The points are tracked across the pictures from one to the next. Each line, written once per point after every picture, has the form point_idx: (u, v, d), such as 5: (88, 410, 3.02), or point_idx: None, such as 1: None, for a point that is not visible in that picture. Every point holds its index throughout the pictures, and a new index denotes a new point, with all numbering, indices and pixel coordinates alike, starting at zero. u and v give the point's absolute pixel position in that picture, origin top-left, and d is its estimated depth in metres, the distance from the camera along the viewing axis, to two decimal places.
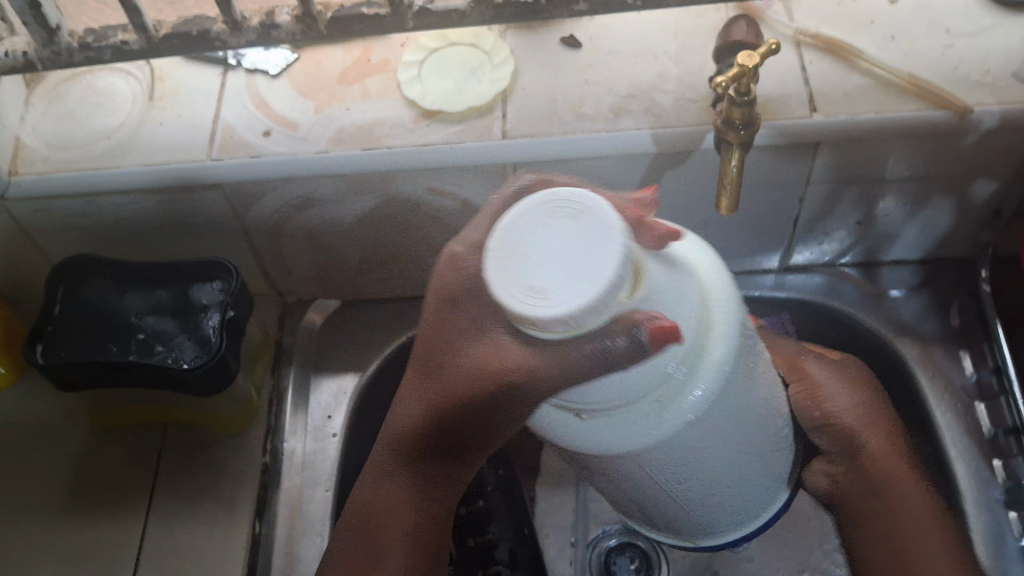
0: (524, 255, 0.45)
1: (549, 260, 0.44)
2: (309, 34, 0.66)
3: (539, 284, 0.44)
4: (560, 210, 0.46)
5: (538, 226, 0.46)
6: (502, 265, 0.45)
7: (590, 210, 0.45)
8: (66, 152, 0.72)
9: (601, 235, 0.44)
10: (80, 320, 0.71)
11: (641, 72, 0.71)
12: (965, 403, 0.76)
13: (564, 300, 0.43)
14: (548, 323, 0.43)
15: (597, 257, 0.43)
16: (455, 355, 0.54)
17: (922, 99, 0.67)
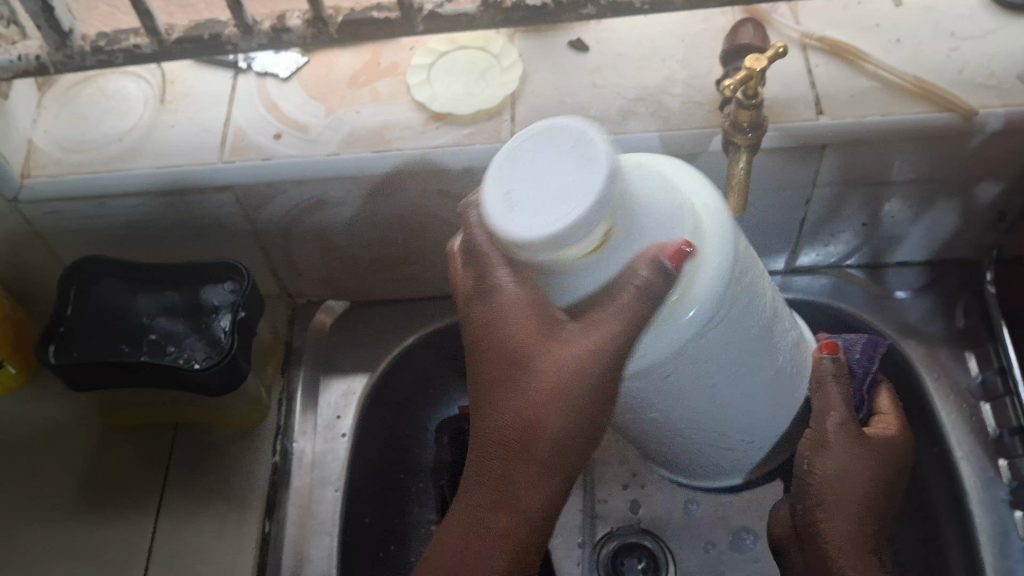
0: (524, 177, 0.43)
1: (534, 187, 0.42)
2: (319, 38, 0.67)
3: (519, 208, 0.42)
4: (574, 139, 0.43)
5: (541, 153, 0.44)
6: (501, 180, 0.44)
7: (593, 146, 0.42)
8: (78, 154, 0.73)
9: (591, 171, 0.41)
10: (93, 323, 0.73)
11: (649, 75, 0.72)
12: (970, 403, 0.77)
13: (530, 227, 0.41)
14: (520, 247, 0.42)
15: (576, 194, 0.41)
16: (537, 353, 0.48)
17: (928, 102, 0.67)
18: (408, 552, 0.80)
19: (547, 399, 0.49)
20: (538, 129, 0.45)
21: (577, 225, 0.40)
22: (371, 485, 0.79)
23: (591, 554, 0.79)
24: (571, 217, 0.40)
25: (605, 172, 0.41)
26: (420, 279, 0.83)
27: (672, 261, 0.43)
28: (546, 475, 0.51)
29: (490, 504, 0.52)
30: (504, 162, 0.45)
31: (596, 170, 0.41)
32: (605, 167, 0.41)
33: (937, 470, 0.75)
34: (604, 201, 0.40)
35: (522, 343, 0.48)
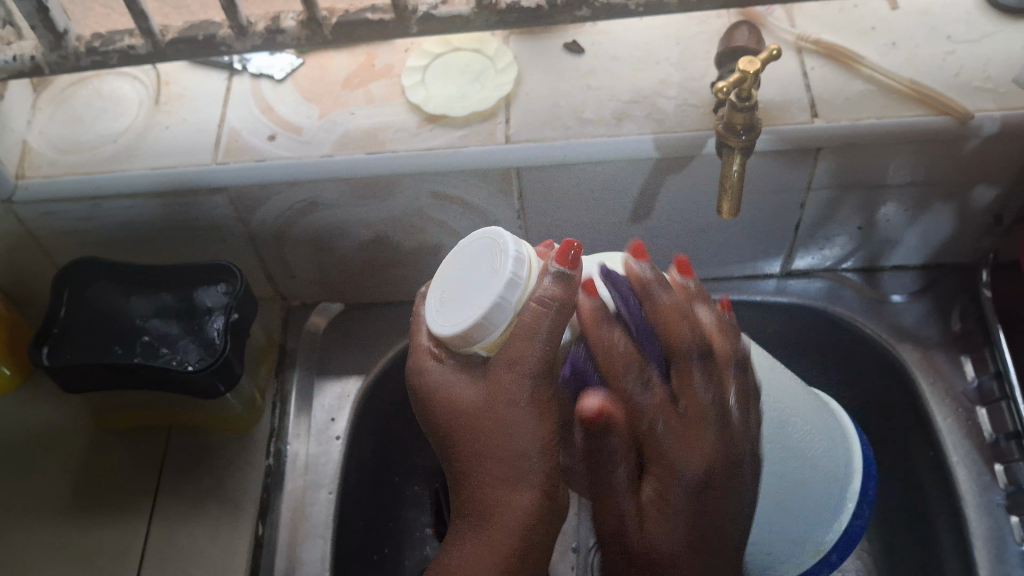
0: (456, 278, 0.53)
1: (454, 295, 0.52)
2: (314, 39, 0.67)
3: (446, 306, 0.52)
4: (495, 246, 0.52)
5: (464, 268, 0.53)
6: (443, 282, 0.54)
7: (504, 254, 0.51)
8: (73, 155, 0.73)
9: (494, 280, 0.50)
10: (86, 325, 0.72)
11: (643, 78, 0.72)
12: (966, 408, 0.76)
13: (447, 328, 0.51)
14: (445, 341, 0.52)
15: (479, 300, 0.50)
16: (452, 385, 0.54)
17: (924, 106, 0.67)
18: (403, 555, 0.81)
19: (485, 428, 0.52)
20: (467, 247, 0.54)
21: (477, 326, 0.50)
22: (365, 487, 0.79)
23: (585, 558, 0.79)
24: (472, 321, 0.50)
25: (504, 281, 0.50)
26: (415, 282, 0.83)
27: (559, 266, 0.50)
28: (518, 488, 0.52)
29: (481, 528, 0.53)
30: (450, 266, 0.55)
31: (498, 280, 0.50)
32: (505, 277, 0.50)
33: (933, 475, 0.74)
34: (500, 305, 0.50)
35: (441, 382, 0.54)
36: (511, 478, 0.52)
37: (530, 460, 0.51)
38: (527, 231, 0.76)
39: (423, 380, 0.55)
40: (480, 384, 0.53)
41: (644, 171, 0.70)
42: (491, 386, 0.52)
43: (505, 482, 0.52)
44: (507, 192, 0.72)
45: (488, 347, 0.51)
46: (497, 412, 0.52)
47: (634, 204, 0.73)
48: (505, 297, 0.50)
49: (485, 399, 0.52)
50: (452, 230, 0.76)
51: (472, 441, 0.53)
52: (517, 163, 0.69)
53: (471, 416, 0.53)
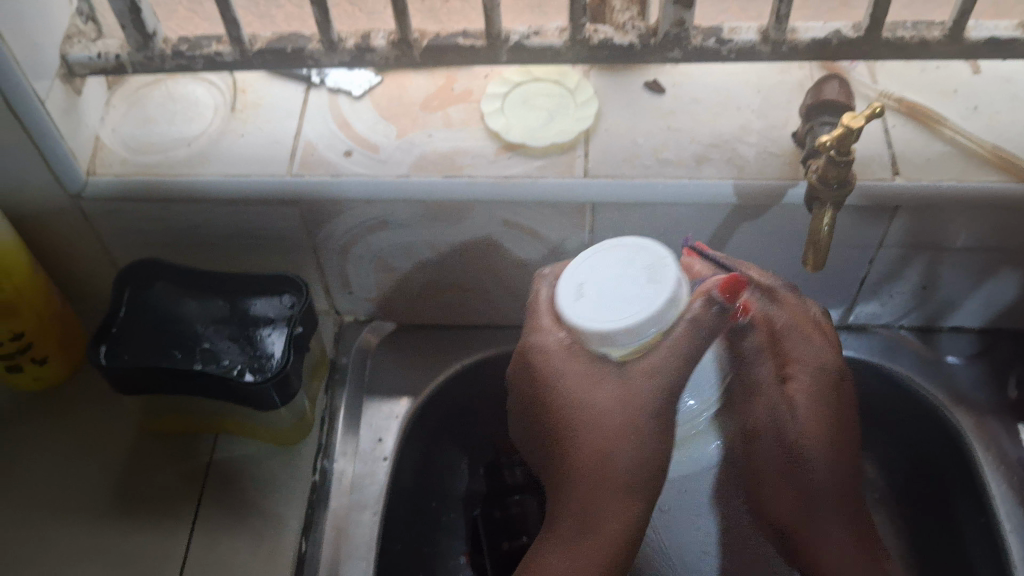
0: (599, 271, 0.56)
1: (598, 288, 0.55)
2: (403, 60, 0.66)
3: (583, 299, 0.55)
4: (649, 256, 0.55)
5: (609, 266, 0.56)
6: (578, 273, 0.56)
7: (665, 268, 0.54)
8: (147, 156, 0.73)
9: (657, 293, 0.53)
10: (145, 326, 0.72)
11: (724, 122, 0.72)
12: (1019, 477, 0.75)
13: (591, 322, 0.54)
14: (577, 331, 0.55)
15: (638, 309, 0.53)
16: (589, 383, 0.58)
17: (1004, 172, 0.68)
18: None
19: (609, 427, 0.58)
20: (608, 248, 0.57)
21: (627, 330, 0.53)
22: (406, 514, 0.79)
23: None
24: (625, 325, 0.53)
25: (664, 296, 0.53)
26: (472, 307, 0.82)
27: (721, 292, 0.55)
28: (630, 499, 0.58)
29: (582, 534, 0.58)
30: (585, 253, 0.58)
31: (660, 293, 0.53)
32: (665, 292, 0.53)
33: (984, 541, 0.74)
34: (652, 318, 0.53)
35: (573, 369, 0.58)
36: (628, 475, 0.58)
37: (647, 479, 0.58)
38: None
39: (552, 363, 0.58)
40: (618, 387, 0.57)
41: (721, 215, 0.70)
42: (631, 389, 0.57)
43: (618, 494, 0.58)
44: (579, 227, 0.72)
45: (622, 351, 0.55)
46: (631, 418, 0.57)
47: (705, 247, 0.73)
48: (664, 310, 0.53)
49: (625, 405, 0.57)
50: (518, 260, 0.76)
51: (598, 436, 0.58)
52: (594, 199, 0.69)
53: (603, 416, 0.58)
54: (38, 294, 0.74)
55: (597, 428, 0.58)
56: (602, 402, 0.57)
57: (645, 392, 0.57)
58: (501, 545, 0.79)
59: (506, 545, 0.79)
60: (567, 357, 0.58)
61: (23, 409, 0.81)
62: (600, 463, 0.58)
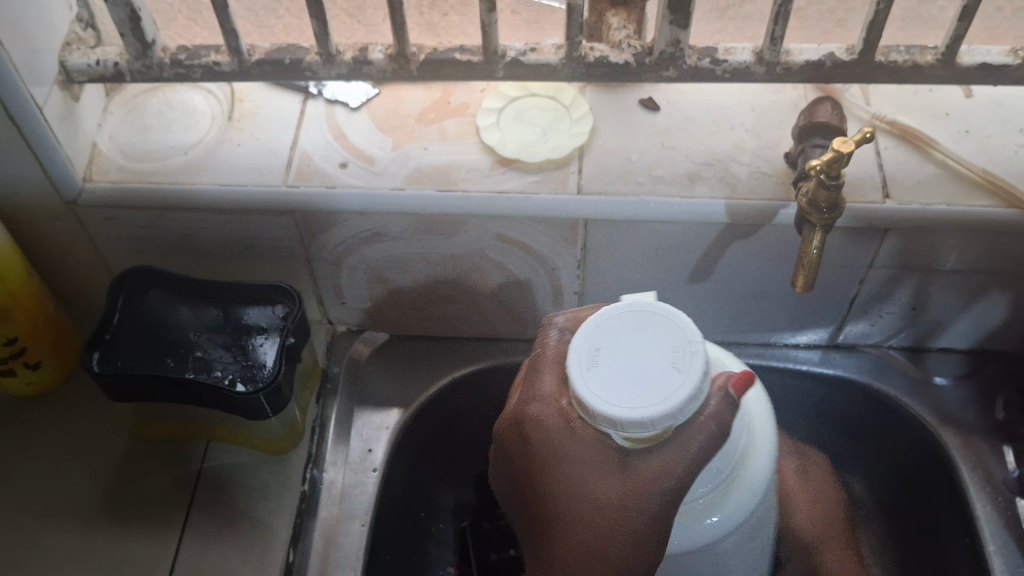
0: (619, 348, 0.53)
1: (616, 366, 0.52)
2: (400, 74, 0.67)
3: (596, 372, 0.52)
4: (674, 339, 0.53)
5: (631, 343, 0.53)
6: (599, 337, 0.53)
7: (689, 357, 0.51)
8: (142, 163, 0.73)
9: (677, 386, 0.50)
10: (138, 333, 0.73)
11: (718, 141, 0.72)
12: (1004, 498, 0.76)
13: (601, 404, 0.50)
14: (585, 408, 0.51)
15: (652, 398, 0.50)
16: (585, 469, 0.54)
17: (994, 196, 0.68)
18: None
19: (605, 518, 0.54)
20: (630, 323, 0.54)
21: (640, 423, 0.50)
22: (392, 525, 0.79)
23: None
24: (635, 415, 0.50)
25: (686, 393, 0.50)
26: (464, 320, 0.83)
27: (735, 391, 0.53)
28: None
29: None
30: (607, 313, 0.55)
31: (681, 387, 0.50)
32: (687, 388, 0.50)
33: (968, 562, 0.75)
34: (669, 415, 0.50)
35: (569, 451, 0.54)
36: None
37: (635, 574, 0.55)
38: (585, 281, 0.76)
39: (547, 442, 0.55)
40: (618, 478, 0.54)
41: (712, 233, 0.70)
42: (630, 487, 0.53)
43: None
44: (571, 242, 0.72)
45: (627, 439, 0.52)
46: (625, 515, 0.54)
47: (696, 264, 0.74)
48: (682, 407, 0.50)
49: (622, 505, 0.54)
50: (511, 273, 0.76)
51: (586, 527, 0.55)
52: (587, 215, 0.69)
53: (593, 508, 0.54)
54: (32, 299, 0.74)
55: (592, 518, 0.55)
56: (600, 491, 0.54)
57: (648, 491, 0.53)
58: (489, 558, 0.80)
59: (494, 557, 0.80)
60: (566, 436, 0.54)
61: (14, 413, 0.81)
62: (587, 555, 0.55)
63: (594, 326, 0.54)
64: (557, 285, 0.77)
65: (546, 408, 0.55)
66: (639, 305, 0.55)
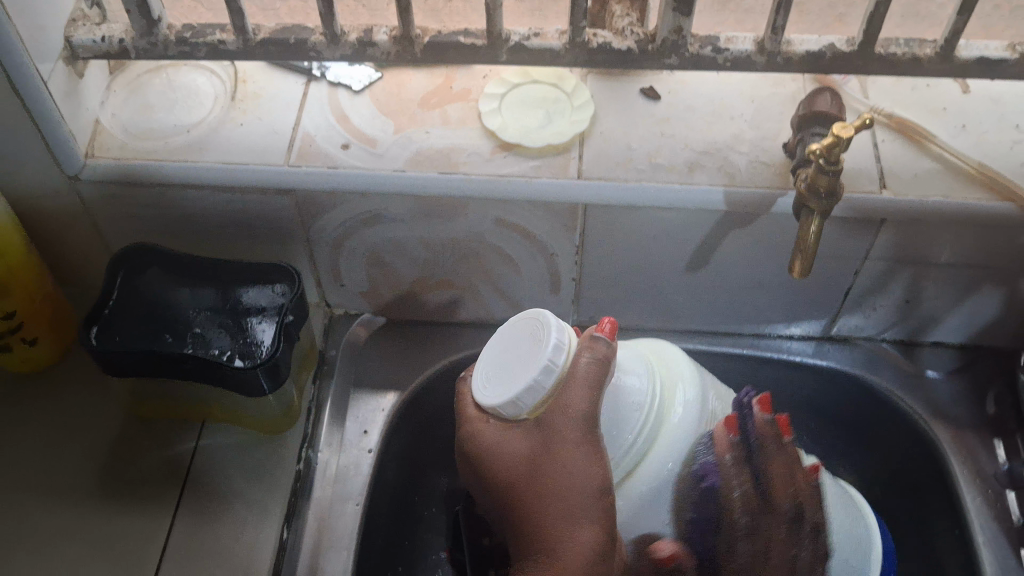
0: (503, 354, 0.60)
1: (503, 369, 0.59)
2: (404, 56, 0.67)
3: (491, 384, 0.60)
4: (539, 322, 0.60)
5: (511, 345, 0.60)
6: (486, 363, 0.61)
7: (549, 325, 0.59)
8: (144, 142, 0.73)
9: (540, 348, 0.58)
10: (136, 311, 0.73)
11: (718, 131, 0.73)
12: (995, 491, 0.77)
13: (500, 397, 0.58)
14: (494, 413, 0.59)
15: (528, 368, 0.58)
16: (505, 438, 0.59)
17: (989, 190, 0.69)
18: None
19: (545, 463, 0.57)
20: (508, 332, 0.62)
21: (530, 388, 0.57)
22: (385, 509, 0.80)
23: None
24: (523, 384, 0.57)
25: (551, 345, 0.58)
26: (461, 305, 0.83)
27: (600, 331, 0.59)
28: (581, 523, 0.56)
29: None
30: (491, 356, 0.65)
31: (545, 344, 0.58)
32: (551, 341, 0.58)
33: (957, 553, 0.76)
34: (547, 367, 0.57)
35: (488, 434, 0.59)
36: (576, 505, 0.56)
37: (591, 499, 0.56)
38: (583, 268, 0.77)
39: (475, 442, 0.60)
40: (532, 431, 0.58)
41: (710, 221, 0.71)
42: (545, 437, 0.57)
43: (569, 523, 0.56)
44: (571, 228, 0.73)
45: (534, 411, 0.58)
46: (553, 453, 0.57)
47: (692, 253, 0.74)
48: (553, 357, 0.57)
49: (542, 449, 0.58)
50: (509, 259, 0.77)
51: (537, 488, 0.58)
52: (587, 202, 0.70)
53: (529, 467, 0.58)
54: (29, 275, 0.74)
55: (533, 468, 0.58)
56: (522, 447, 0.58)
57: (560, 427, 0.57)
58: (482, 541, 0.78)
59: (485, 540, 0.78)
60: (482, 426, 0.60)
61: (10, 390, 0.81)
62: (546, 502, 0.57)
63: (484, 356, 0.62)
64: (555, 271, 0.78)
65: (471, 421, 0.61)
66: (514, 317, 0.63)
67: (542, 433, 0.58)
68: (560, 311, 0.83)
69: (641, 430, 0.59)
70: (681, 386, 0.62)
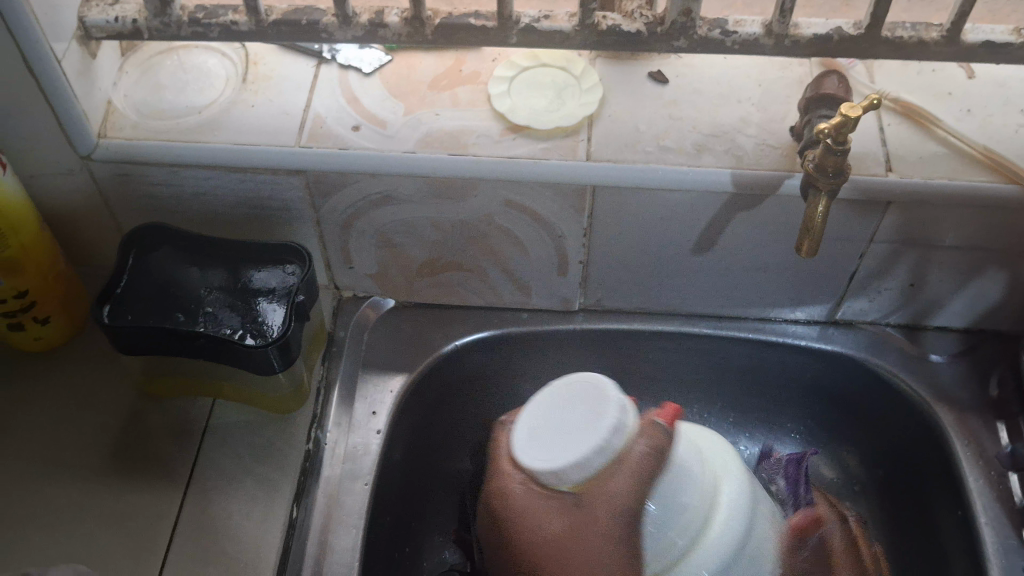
0: (556, 424, 0.68)
1: (555, 438, 0.67)
2: (415, 38, 0.67)
3: (541, 449, 0.68)
4: (598, 403, 0.68)
5: (566, 417, 0.68)
6: (538, 429, 0.69)
7: (606, 406, 0.67)
8: (157, 122, 0.74)
9: (598, 423, 0.67)
10: (148, 290, 0.73)
11: (725, 113, 0.73)
12: (997, 472, 0.77)
13: (546, 462, 0.67)
14: (540, 474, 0.67)
15: (583, 444, 0.66)
16: (537, 512, 0.68)
17: (995, 173, 0.69)
18: (420, 557, 0.81)
19: (573, 545, 0.66)
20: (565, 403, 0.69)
21: (577, 463, 0.66)
22: (391, 490, 0.80)
23: None
24: (571, 459, 0.66)
25: (607, 428, 0.66)
26: (469, 288, 0.84)
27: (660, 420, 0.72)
28: None
29: None
30: (540, 423, 0.69)
31: (603, 424, 0.66)
32: (606, 424, 0.66)
33: (960, 534, 0.76)
34: (599, 449, 0.66)
35: (525, 504, 0.69)
36: None
37: None
38: (590, 250, 0.78)
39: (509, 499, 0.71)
40: (567, 512, 0.67)
41: (717, 203, 0.72)
42: (580, 516, 0.66)
43: None
44: (579, 210, 0.74)
45: (573, 484, 0.67)
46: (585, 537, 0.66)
47: (699, 235, 0.75)
48: (605, 440, 0.66)
49: (574, 531, 0.66)
50: (517, 240, 0.78)
51: (566, 561, 0.67)
52: (596, 181, 0.70)
53: (558, 541, 0.67)
54: (41, 255, 0.75)
55: (558, 547, 0.67)
56: (554, 523, 0.67)
57: (597, 513, 0.66)
58: None
59: None
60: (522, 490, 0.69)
61: (21, 368, 0.82)
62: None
63: (535, 420, 0.70)
64: (562, 253, 0.79)
65: (511, 479, 0.71)
66: (569, 394, 0.70)
67: (579, 513, 0.66)
68: (567, 293, 0.83)
69: (684, 530, 0.66)
70: (727, 491, 0.69)
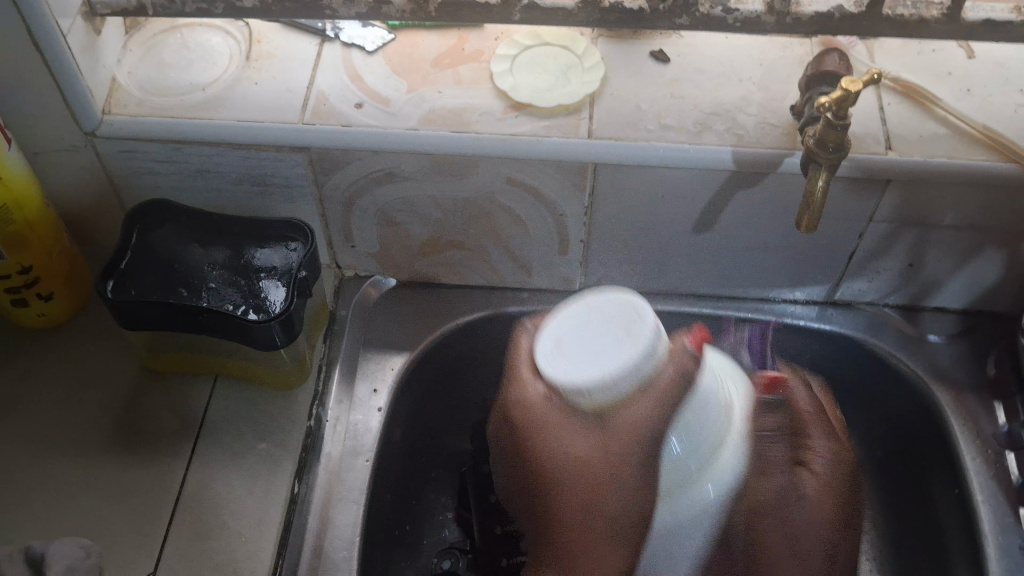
0: (582, 335, 0.60)
1: (577, 352, 0.59)
2: (418, 14, 0.68)
3: (563, 359, 0.59)
4: (633, 318, 0.59)
5: (594, 326, 0.60)
6: (559, 333, 0.61)
7: (639, 324, 0.58)
8: (160, 98, 0.74)
9: (629, 345, 0.57)
10: (152, 266, 0.74)
11: (726, 93, 0.74)
12: (995, 451, 0.77)
13: (564, 375, 0.58)
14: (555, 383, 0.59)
15: (609, 362, 0.57)
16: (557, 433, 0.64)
17: (994, 151, 0.70)
18: (421, 536, 0.83)
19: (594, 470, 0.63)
20: (596, 312, 0.61)
21: (601, 382, 0.56)
22: (392, 470, 0.81)
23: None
24: (596, 377, 0.56)
25: (640, 349, 0.56)
26: (470, 267, 0.85)
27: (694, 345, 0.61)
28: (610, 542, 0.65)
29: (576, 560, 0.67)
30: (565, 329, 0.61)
31: (632, 346, 0.57)
32: (640, 346, 0.57)
33: (958, 513, 0.76)
34: (629, 370, 0.56)
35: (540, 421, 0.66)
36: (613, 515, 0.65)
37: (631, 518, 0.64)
38: (592, 229, 0.78)
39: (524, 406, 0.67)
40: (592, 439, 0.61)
41: (718, 181, 0.72)
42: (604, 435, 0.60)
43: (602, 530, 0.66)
44: (580, 187, 0.74)
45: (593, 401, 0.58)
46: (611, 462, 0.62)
47: (700, 213, 0.75)
48: (635, 364, 0.56)
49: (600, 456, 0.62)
50: (519, 219, 0.78)
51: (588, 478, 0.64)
52: (597, 159, 0.71)
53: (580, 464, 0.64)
54: (43, 231, 0.75)
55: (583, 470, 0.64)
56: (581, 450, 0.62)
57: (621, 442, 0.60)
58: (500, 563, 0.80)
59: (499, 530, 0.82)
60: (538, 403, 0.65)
61: (24, 346, 0.82)
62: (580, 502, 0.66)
63: (559, 323, 0.62)
64: (563, 232, 0.79)
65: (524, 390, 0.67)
66: (604, 302, 0.62)
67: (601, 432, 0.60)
68: (567, 272, 0.84)
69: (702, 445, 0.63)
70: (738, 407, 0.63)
